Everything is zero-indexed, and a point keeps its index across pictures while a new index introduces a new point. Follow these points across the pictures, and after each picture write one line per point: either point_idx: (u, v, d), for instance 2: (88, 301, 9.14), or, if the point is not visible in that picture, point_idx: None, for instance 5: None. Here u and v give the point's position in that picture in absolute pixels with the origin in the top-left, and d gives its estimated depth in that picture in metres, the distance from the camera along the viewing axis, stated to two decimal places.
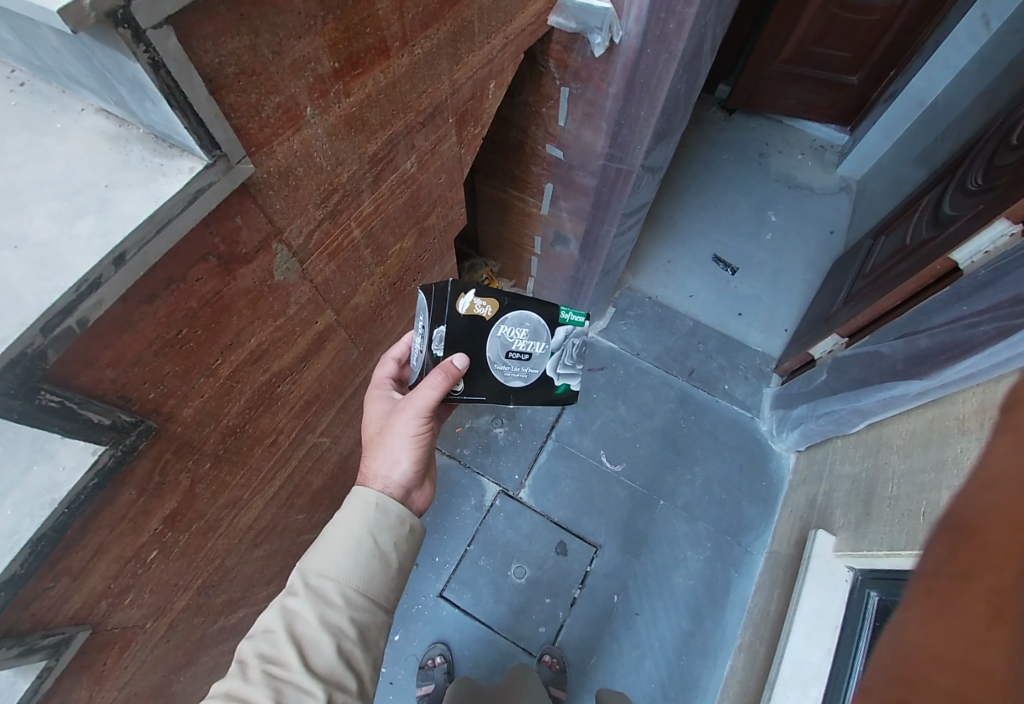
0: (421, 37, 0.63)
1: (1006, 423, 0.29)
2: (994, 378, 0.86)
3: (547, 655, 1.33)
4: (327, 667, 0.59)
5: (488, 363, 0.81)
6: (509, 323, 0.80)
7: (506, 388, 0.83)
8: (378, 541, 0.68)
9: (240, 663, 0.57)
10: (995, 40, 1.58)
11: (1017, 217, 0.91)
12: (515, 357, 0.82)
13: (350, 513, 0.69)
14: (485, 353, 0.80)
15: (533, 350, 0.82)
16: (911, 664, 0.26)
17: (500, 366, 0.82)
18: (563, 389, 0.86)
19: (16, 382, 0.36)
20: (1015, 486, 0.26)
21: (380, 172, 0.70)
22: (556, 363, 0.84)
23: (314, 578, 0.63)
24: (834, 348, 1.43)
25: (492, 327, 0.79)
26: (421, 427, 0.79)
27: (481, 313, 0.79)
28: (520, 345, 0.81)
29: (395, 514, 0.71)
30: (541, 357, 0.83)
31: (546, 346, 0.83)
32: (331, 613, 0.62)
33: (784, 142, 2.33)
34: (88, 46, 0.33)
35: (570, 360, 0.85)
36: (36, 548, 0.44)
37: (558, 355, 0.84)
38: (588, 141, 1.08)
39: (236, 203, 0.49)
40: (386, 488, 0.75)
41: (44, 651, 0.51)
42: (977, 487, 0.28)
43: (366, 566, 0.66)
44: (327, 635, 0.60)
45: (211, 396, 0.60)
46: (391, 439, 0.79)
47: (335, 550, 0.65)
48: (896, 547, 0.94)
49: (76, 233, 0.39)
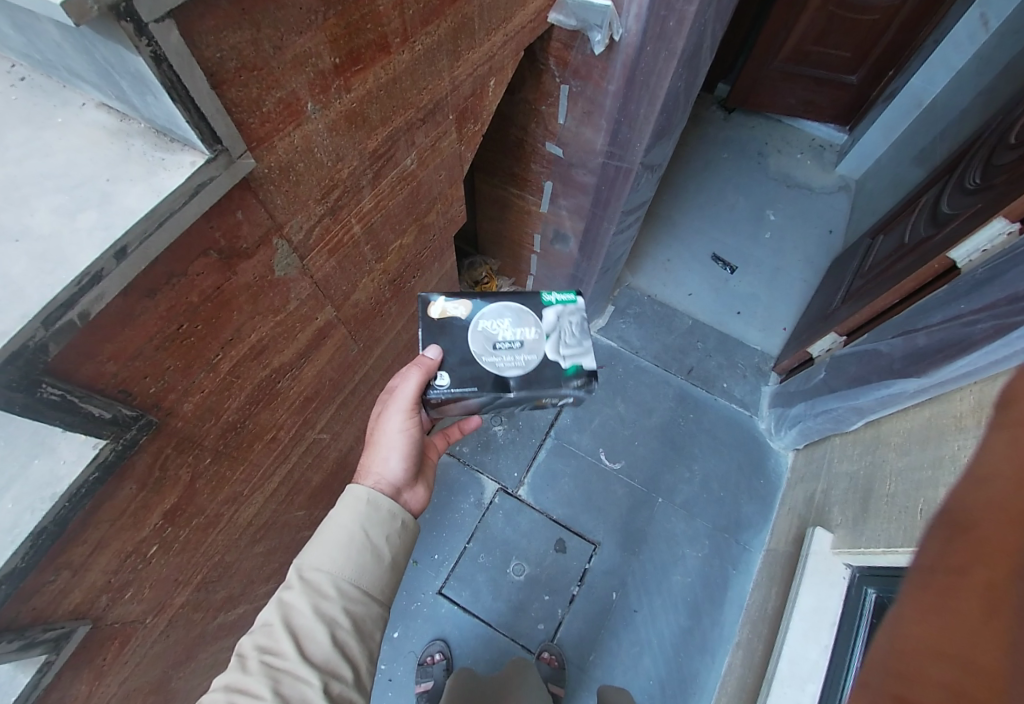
0: (422, 33, 0.63)
1: (1001, 417, 0.30)
2: (990, 376, 0.87)
3: (546, 652, 1.33)
4: (323, 656, 0.59)
5: (476, 357, 0.80)
6: (489, 315, 0.82)
7: (503, 378, 0.79)
8: (370, 535, 0.69)
9: (238, 656, 0.58)
10: (994, 40, 1.58)
11: (1016, 215, 0.92)
12: (506, 346, 0.80)
13: (342, 508, 0.70)
14: (472, 348, 0.80)
15: (525, 337, 0.81)
16: (907, 660, 0.26)
17: (490, 356, 0.80)
18: (572, 367, 0.82)
19: (18, 374, 0.36)
20: (1007, 482, 0.26)
21: (381, 168, 0.70)
22: (556, 343, 0.82)
23: (308, 571, 0.64)
24: (832, 346, 1.44)
25: (470, 324, 0.81)
26: (409, 424, 0.81)
27: (456, 315, 0.82)
28: (508, 333, 0.81)
29: (387, 508, 0.71)
30: (538, 341, 0.82)
31: (539, 329, 0.82)
32: (325, 605, 0.62)
33: (784, 141, 2.33)
34: (92, 40, 0.33)
35: (571, 338, 0.83)
36: (37, 542, 0.44)
37: (556, 336, 0.83)
38: (588, 139, 1.08)
39: (237, 197, 0.49)
40: (376, 484, 0.76)
41: (45, 645, 0.51)
42: (972, 481, 0.28)
43: (358, 558, 0.66)
44: (321, 626, 0.60)
45: (212, 391, 0.60)
46: (383, 437, 0.82)
47: (328, 544, 0.66)
48: (893, 543, 0.94)
49: (78, 226, 0.39)
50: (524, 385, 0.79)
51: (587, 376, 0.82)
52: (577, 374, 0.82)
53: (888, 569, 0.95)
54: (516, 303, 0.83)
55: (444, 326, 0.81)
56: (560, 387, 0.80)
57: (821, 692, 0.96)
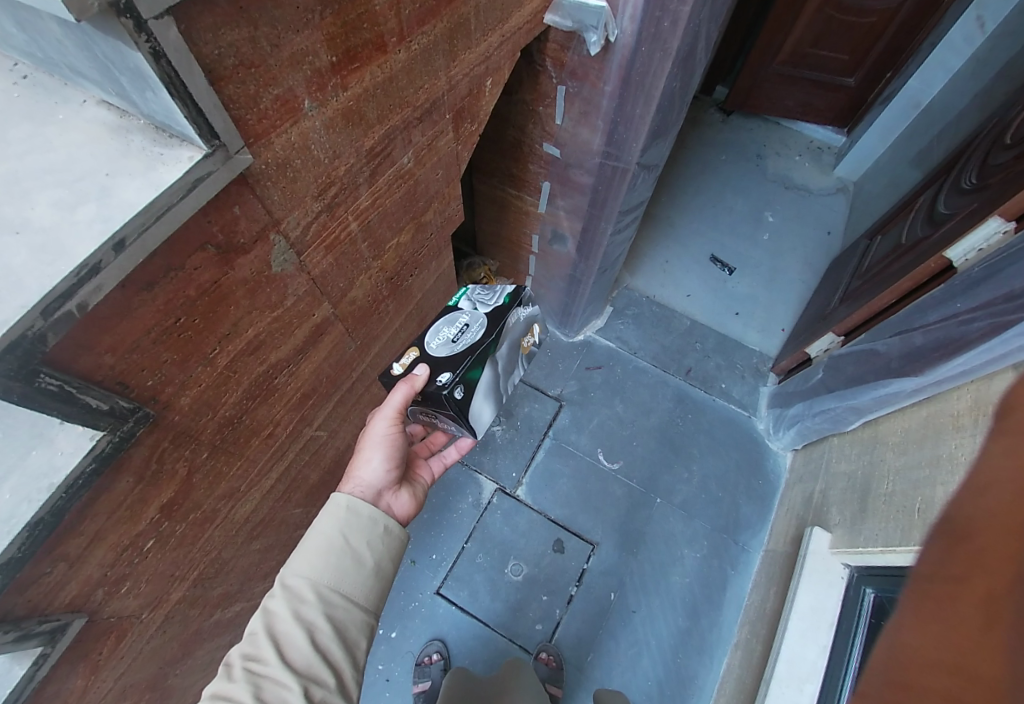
0: (418, 33, 0.64)
1: (1001, 427, 0.30)
2: (989, 374, 0.86)
3: (543, 652, 1.32)
4: (305, 663, 0.59)
5: (452, 352, 0.80)
6: (432, 337, 0.83)
7: (480, 342, 0.80)
8: (352, 541, 0.69)
9: (226, 664, 0.59)
10: (991, 42, 1.59)
11: (1012, 214, 0.92)
12: (465, 333, 0.82)
13: (323, 515, 0.70)
14: (444, 353, 0.80)
15: (465, 319, 0.83)
16: (905, 667, 0.26)
17: (461, 345, 0.80)
18: (510, 295, 0.87)
19: (16, 364, 0.37)
20: (1006, 490, 0.26)
21: (377, 166, 0.71)
22: (484, 302, 0.86)
23: (289, 579, 0.64)
24: (830, 346, 1.44)
25: (429, 351, 0.82)
26: (392, 431, 0.83)
27: (409, 359, 0.83)
28: (455, 327, 0.82)
29: (366, 515, 0.72)
30: (475, 310, 0.84)
31: (467, 309, 0.85)
32: (306, 611, 0.62)
33: (781, 143, 2.35)
34: (91, 36, 0.34)
35: (483, 291, 0.88)
36: (33, 532, 0.44)
37: (478, 301, 0.86)
38: (585, 139, 1.09)
39: (235, 193, 0.50)
40: (358, 487, 0.79)
41: (40, 637, 0.52)
42: (972, 489, 0.28)
43: (338, 563, 0.66)
44: (302, 632, 0.60)
45: (209, 385, 0.61)
46: (368, 437, 0.84)
47: (308, 551, 0.66)
48: (891, 542, 0.93)
49: (78, 219, 0.39)
50: (499, 331, 0.83)
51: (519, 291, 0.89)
52: (515, 296, 0.88)
53: (887, 569, 0.95)
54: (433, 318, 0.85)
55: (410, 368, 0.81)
56: (517, 308, 0.87)
57: (820, 692, 0.96)
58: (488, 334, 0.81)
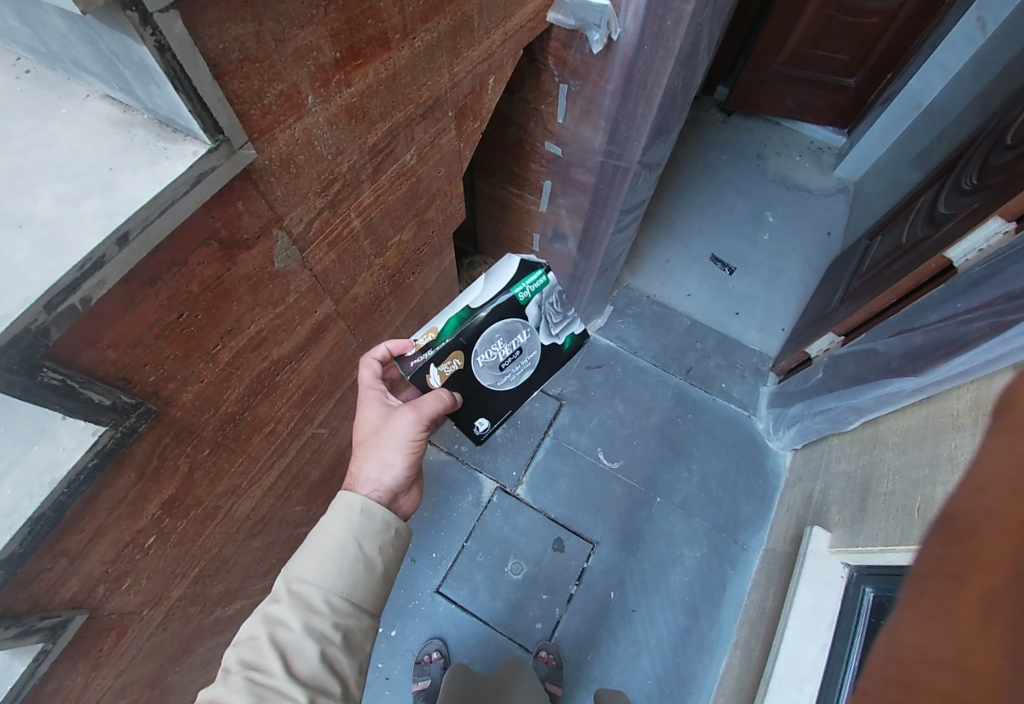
0: (422, 30, 0.64)
1: (998, 424, 0.30)
2: (989, 374, 0.86)
3: (543, 651, 1.32)
4: (311, 672, 0.59)
5: (493, 387, 0.85)
6: (482, 349, 0.80)
7: (520, 386, 0.88)
8: (363, 546, 0.69)
9: (224, 671, 0.58)
10: (992, 44, 1.59)
11: (1012, 214, 0.92)
12: (509, 361, 0.84)
13: (334, 519, 0.69)
14: (485, 383, 0.84)
15: (519, 342, 0.83)
16: (904, 665, 0.26)
17: (502, 378, 0.85)
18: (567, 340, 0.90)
19: (19, 358, 0.37)
20: (1004, 487, 0.26)
21: (380, 163, 0.71)
22: (546, 330, 0.86)
23: (297, 586, 0.64)
24: (830, 346, 1.44)
25: (473, 367, 0.81)
26: (418, 434, 0.80)
27: (452, 365, 0.80)
28: (507, 351, 0.83)
29: (379, 518, 0.72)
30: (533, 336, 0.84)
31: (527, 329, 0.83)
32: (315, 620, 0.62)
33: (781, 143, 2.35)
34: (95, 29, 0.34)
35: (555, 316, 0.86)
36: (34, 527, 0.44)
37: (542, 322, 0.85)
38: (587, 138, 1.09)
39: (238, 188, 0.50)
40: (374, 491, 0.76)
41: (41, 633, 0.52)
42: (970, 486, 0.29)
43: (349, 570, 0.66)
44: (310, 641, 0.60)
45: (211, 381, 0.61)
46: (389, 437, 0.79)
47: (319, 558, 0.65)
48: (891, 541, 0.94)
49: (81, 213, 0.39)
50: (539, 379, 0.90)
51: (579, 336, 0.91)
52: (572, 341, 0.90)
53: (887, 568, 0.95)
54: (496, 324, 0.80)
55: (451, 381, 0.81)
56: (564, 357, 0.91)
57: (819, 691, 0.96)
58: (530, 376, 0.88)
